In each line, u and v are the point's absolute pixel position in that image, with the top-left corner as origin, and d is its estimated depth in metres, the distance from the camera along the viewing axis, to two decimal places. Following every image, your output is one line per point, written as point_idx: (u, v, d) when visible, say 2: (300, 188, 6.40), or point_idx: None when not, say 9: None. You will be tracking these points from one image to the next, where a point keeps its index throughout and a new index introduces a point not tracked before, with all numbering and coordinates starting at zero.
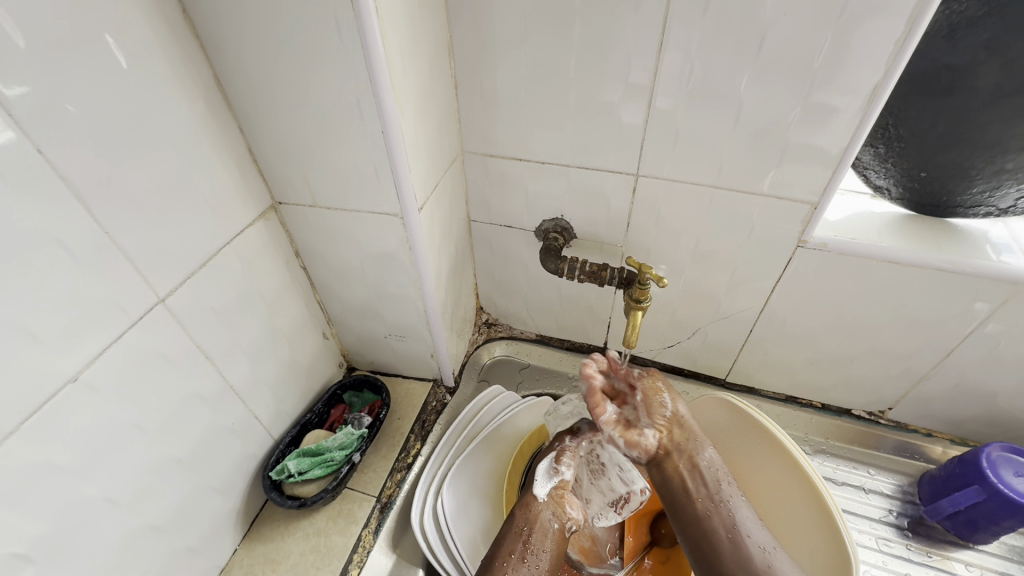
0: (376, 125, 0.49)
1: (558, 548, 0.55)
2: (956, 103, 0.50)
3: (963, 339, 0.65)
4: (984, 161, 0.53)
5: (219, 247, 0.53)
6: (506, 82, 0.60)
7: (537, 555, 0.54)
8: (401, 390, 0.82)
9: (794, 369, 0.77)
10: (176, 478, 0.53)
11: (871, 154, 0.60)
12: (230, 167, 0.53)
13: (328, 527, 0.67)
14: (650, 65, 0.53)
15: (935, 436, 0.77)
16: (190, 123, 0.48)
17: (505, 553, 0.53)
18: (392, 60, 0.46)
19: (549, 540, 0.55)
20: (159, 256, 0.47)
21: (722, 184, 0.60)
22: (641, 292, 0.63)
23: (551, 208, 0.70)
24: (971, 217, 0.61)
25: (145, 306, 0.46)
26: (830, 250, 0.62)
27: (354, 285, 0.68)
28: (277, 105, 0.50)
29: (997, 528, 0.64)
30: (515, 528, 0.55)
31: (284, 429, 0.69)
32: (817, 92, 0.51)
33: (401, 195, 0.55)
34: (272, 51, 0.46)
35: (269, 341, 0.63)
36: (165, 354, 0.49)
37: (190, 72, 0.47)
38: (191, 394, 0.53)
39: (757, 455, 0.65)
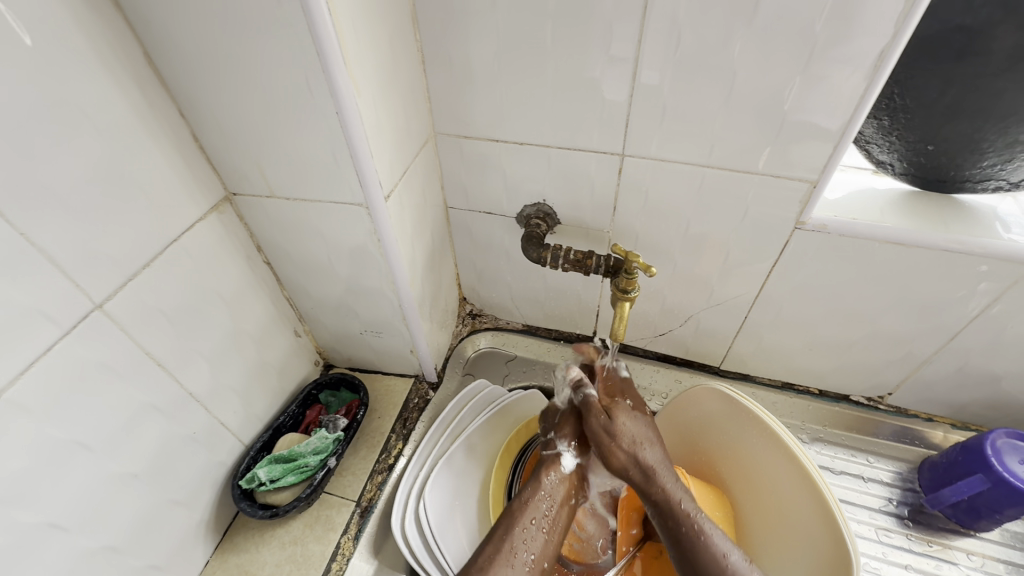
0: (329, 105, 0.44)
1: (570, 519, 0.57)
2: (968, 68, 0.46)
3: (968, 323, 0.62)
4: (997, 132, 0.48)
5: (165, 245, 0.49)
6: (477, 56, 0.54)
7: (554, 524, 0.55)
8: (381, 387, 0.78)
9: (790, 356, 0.74)
10: (131, 495, 0.50)
11: (873, 127, 0.56)
12: (173, 156, 0.48)
13: (305, 534, 0.64)
14: (633, 33, 0.48)
15: (936, 421, 0.75)
16: (118, 107, 0.42)
17: (526, 520, 0.53)
18: (342, 30, 0.41)
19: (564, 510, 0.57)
20: (92, 258, 0.42)
21: (713, 163, 0.56)
22: (628, 281, 0.60)
23: (532, 192, 0.66)
24: (980, 192, 0.57)
25: (78, 314, 0.42)
26: (830, 231, 0.58)
27: (324, 280, 0.64)
28: (220, 86, 0.45)
29: (1000, 517, 0.62)
30: (536, 494, 0.56)
31: (255, 434, 0.65)
32: (817, 59, 0.46)
33: (364, 183, 0.50)
34: (205, 24, 0.41)
35: (232, 343, 0.59)
36: (107, 365, 0.45)
37: (115, 50, 0.41)
38: (143, 405, 0.49)
39: (754, 449, 0.62)
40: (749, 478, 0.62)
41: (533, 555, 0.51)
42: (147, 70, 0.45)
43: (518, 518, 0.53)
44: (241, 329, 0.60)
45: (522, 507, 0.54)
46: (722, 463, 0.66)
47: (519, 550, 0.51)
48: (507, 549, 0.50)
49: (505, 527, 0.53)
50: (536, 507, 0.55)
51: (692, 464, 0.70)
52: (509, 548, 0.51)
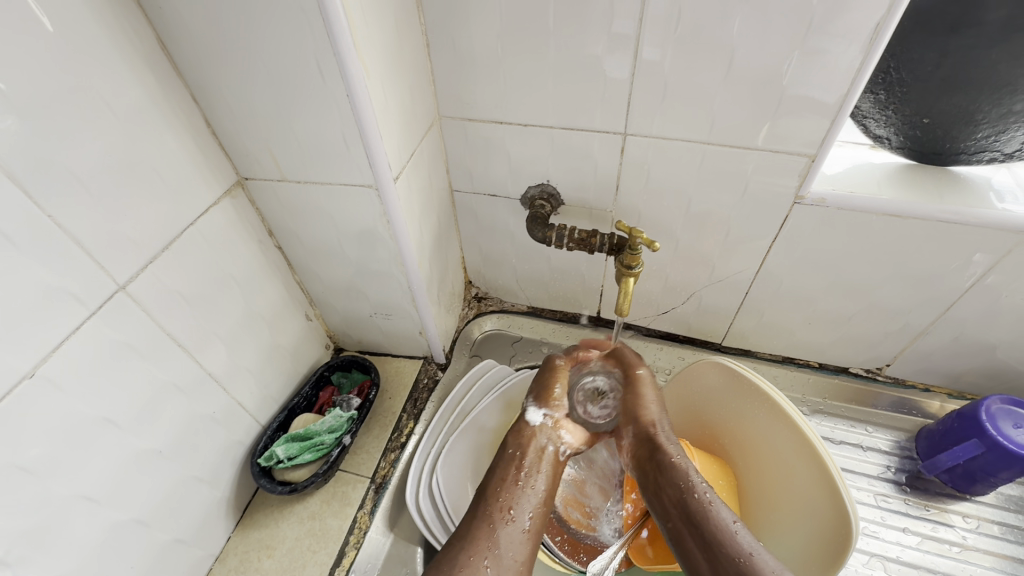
0: (339, 88, 0.45)
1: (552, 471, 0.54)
2: (964, 40, 0.47)
3: (964, 293, 0.63)
4: (991, 103, 0.50)
5: (183, 229, 0.50)
6: (480, 38, 0.55)
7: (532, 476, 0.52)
8: (391, 369, 0.80)
9: (791, 330, 0.76)
10: (157, 471, 0.52)
11: (871, 102, 0.57)
12: (187, 142, 0.49)
13: (322, 510, 0.66)
14: (634, 12, 0.49)
15: (933, 391, 0.76)
16: (135, 92, 0.44)
17: (500, 476, 0.52)
18: (351, 13, 0.42)
19: (544, 463, 0.54)
20: (114, 240, 0.44)
21: (714, 140, 0.57)
22: (631, 257, 0.61)
23: (537, 173, 0.67)
24: (974, 164, 0.58)
25: (104, 295, 0.44)
26: (828, 205, 0.59)
27: (334, 263, 0.65)
28: (232, 71, 0.46)
29: (995, 480, 0.64)
30: (510, 453, 0.55)
31: (271, 414, 0.67)
32: (815, 34, 0.47)
33: (373, 165, 0.51)
34: (217, 8, 0.42)
35: (247, 325, 0.61)
36: (131, 344, 0.47)
37: (130, 36, 0.43)
38: (165, 384, 0.51)
39: (755, 417, 0.64)
40: (751, 448, 0.65)
41: (512, 513, 0.48)
42: (161, 55, 0.46)
43: (493, 480, 0.51)
44: (256, 312, 0.62)
45: (500, 466, 0.53)
46: (725, 434, 0.68)
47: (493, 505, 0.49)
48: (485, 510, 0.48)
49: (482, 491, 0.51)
50: (511, 465, 0.53)
51: (696, 437, 0.72)
52: (485, 512, 0.48)
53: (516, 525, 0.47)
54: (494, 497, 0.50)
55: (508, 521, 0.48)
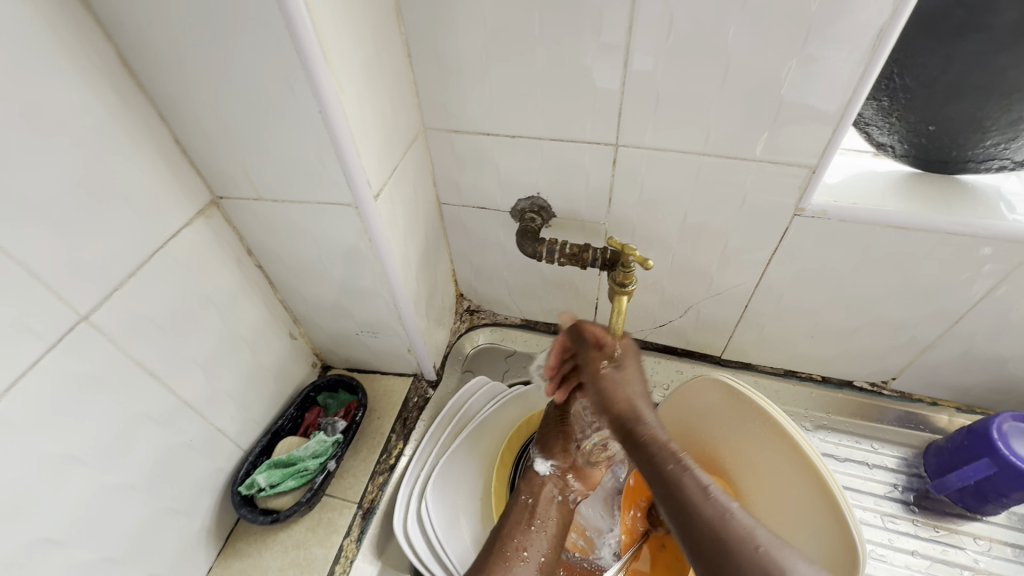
0: (311, 104, 0.43)
1: (561, 517, 0.63)
2: (971, 45, 0.44)
3: (973, 306, 0.60)
4: (1001, 110, 0.47)
5: (152, 253, 0.48)
6: (463, 47, 0.53)
7: (543, 521, 0.61)
8: (380, 387, 0.77)
9: (793, 343, 0.73)
10: (128, 506, 0.49)
11: (873, 109, 0.54)
12: (156, 162, 0.47)
13: (307, 538, 0.63)
14: (623, 19, 0.47)
15: (941, 405, 0.74)
16: (96, 112, 0.41)
17: (513, 522, 0.60)
18: (321, 26, 0.40)
19: (553, 508, 0.62)
20: (75, 269, 0.42)
21: (710, 151, 0.55)
22: (624, 275, 0.58)
23: (527, 185, 0.64)
24: (983, 172, 0.55)
25: (65, 327, 0.41)
26: (830, 217, 0.56)
27: (316, 282, 0.63)
28: (200, 87, 0.44)
29: (1007, 501, 0.61)
30: (522, 500, 0.62)
31: (254, 438, 0.65)
32: (815, 41, 0.45)
33: (351, 183, 0.49)
34: (179, 23, 0.40)
35: (226, 348, 0.58)
36: (97, 377, 0.44)
37: (88, 53, 0.40)
38: (135, 416, 0.48)
39: (755, 437, 0.61)
40: (752, 470, 0.62)
41: (527, 552, 0.59)
42: (124, 72, 0.43)
43: (508, 529, 0.60)
44: (235, 335, 0.59)
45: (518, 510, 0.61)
46: (724, 455, 0.65)
47: (508, 562, 0.58)
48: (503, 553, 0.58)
49: (501, 530, 0.60)
50: (524, 511, 0.61)
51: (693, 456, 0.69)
52: (501, 550, 0.58)
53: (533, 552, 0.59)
54: (510, 536, 0.59)
55: (522, 559, 0.58)
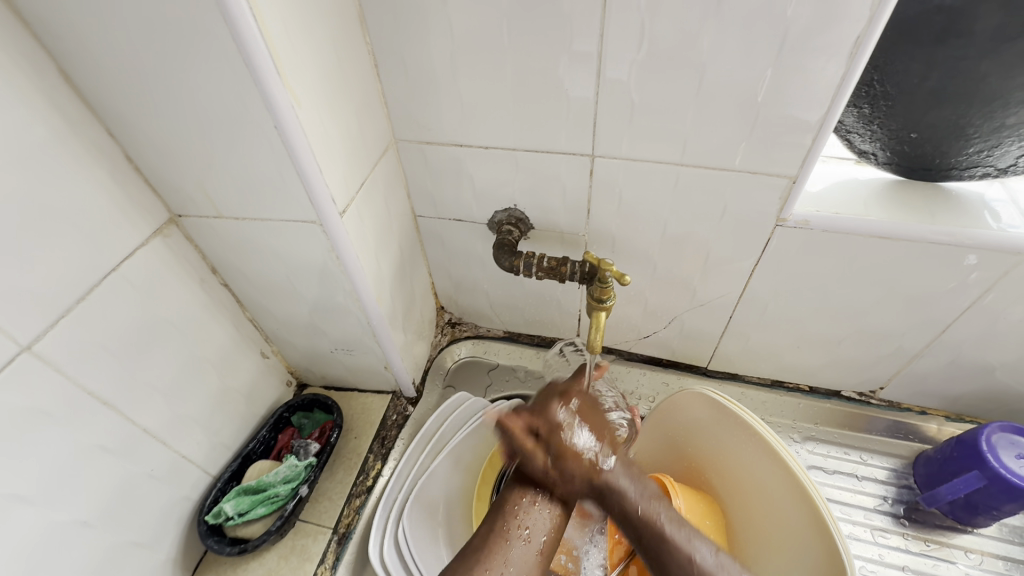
0: (266, 119, 0.41)
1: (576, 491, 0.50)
2: (951, 51, 0.43)
3: (960, 314, 0.59)
4: (983, 118, 0.46)
5: (102, 277, 0.45)
6: (430, 56, 0.51)
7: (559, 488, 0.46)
8: (358, 405, 0.75)
9: (779, 354, 0.72)
10: (81, 543, 0.47)
11: (854, 116, 0.53)
12: (106, 181, 0.45)
13: (279, 567, 0.61)
14: (594, 28, 0.45)
15: (930, 414, 0.72)
16: (34, 131, 0.39)
17: (522, 488, 0.45)
18: (272, 37, 0.38)
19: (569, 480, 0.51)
20: (14, 299, 0.39)
21: (688, 162, 0.53)
22: (602, 291, 0.56)
23: (503, 196, 0.62)
24: (967, 179, 0.54)
25: (3, 359, 0.39)
26: (812, 227, 0.55)
27: (286, 300, 0.61)
28: (149, 103, 0.42)
29: (998, 513, 0.60)
30: (533, 473, 0.46)
31: (223, 463, 0.62)
32: (791, 49, 0.43)
33: (314, 200, 0.47)
34: (121, 36, 0.38)
35: (190, 372, 0.56)
36: (41, 410, 0.42)
37: (25, 70, 0.38)
38: (86, 448, 0.46)
39: (742, 456, 0.59)
40: (738, 486, 0.60)
41: (530, 528, 0.42)
42: (67, 88, 0.41)
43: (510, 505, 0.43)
44: (200, 357, 0.57)
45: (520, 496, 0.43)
46: (710, 470, 0.63)
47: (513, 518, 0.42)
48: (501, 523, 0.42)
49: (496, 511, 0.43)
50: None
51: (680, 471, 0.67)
52: (501, 524, 0.42)
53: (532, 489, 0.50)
54: (512, 506, 0.43)
55: (523, 538, 0.41)
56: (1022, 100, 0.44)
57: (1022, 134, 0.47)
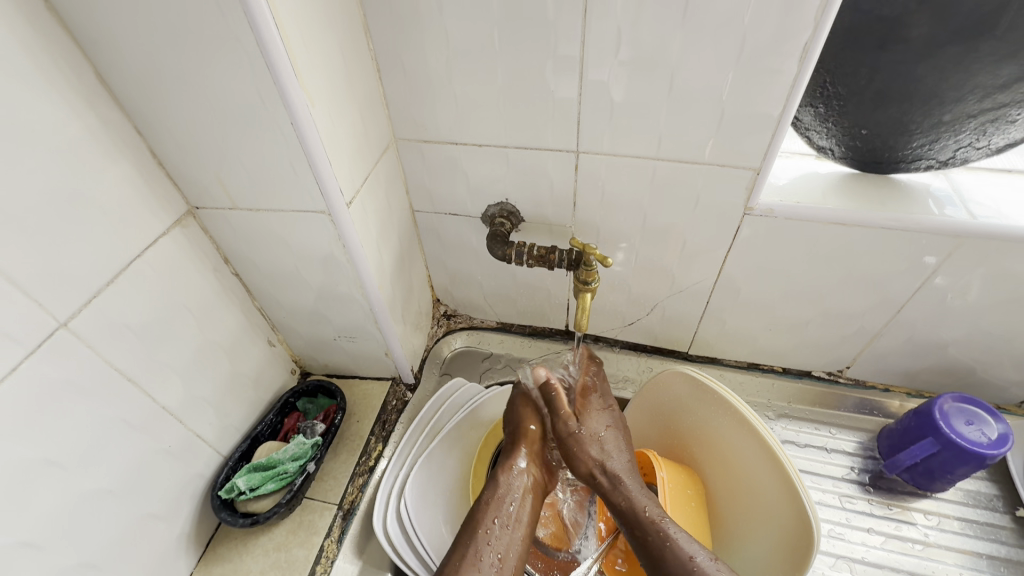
0: (283, 117, 0.46)
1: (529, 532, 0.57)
2: (889, 56, 0.48)
3: (913, 294, 0.65)
4: (922, 115, 0.52)
5: (127, 262, 0.49)
6: (429, 62, 0.56)
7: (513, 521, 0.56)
8: (359, 392, 0.79)
9: (753, 337, 0.77)
10: (106, 511, 0.50)
11: (812, 115, 0.59)
12: (133, 175, 0.49)
13: (288, 540, 0.65)
14: (576, 35, 0.51)
15: (893, 391, 0.78)
16: (73, 128, 0.43)
17: (489, 521, 0.55)
18: (291, 45, 0.43)
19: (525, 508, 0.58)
20: (53, 278, 0.43)
21: (663, 156, 0.58)
22: (588, 273, 0.63)
23: (495, 191, 0.67)
24: (913, 171, 0.60)
25: (43, 333, 0.43)
26: (776, 215, 0.61)
27: (294, 289, 0.65)
28: (176, 104, 0.46)
29: (952, 476, 0.65)
30: (499, 494, 0.58)
31: (233, 444, 0.66)
32: (751, 52, 0.49)
33: (324, 191, 0.52)
34: (155, 44, 0.42)
35: (204, 356, 0.60)
36: (76, 382, 0.46)
37: (67, 73, 0.42)
38: (113, 421, 0.50)
39: (722, 429, 0.64)
40: (717, 455, 0.65)
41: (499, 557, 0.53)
42: (101, 90, 0.45)
43: (480, 525, 0.55)
44: (213, 341, 0.61)
45: (483, 510, 0.56)
46: (694, 444, 0.68)
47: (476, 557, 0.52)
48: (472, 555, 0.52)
49: (467, 536, 0.54)
50: (500, 505, 0.57)
51: (665, 446, 0.72)
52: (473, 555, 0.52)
53: (506, 524, 0.56)
54: (479, 538, 0.54)
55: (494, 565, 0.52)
56: (954, 100, 0.49)
57: (957, 129, 0.52)
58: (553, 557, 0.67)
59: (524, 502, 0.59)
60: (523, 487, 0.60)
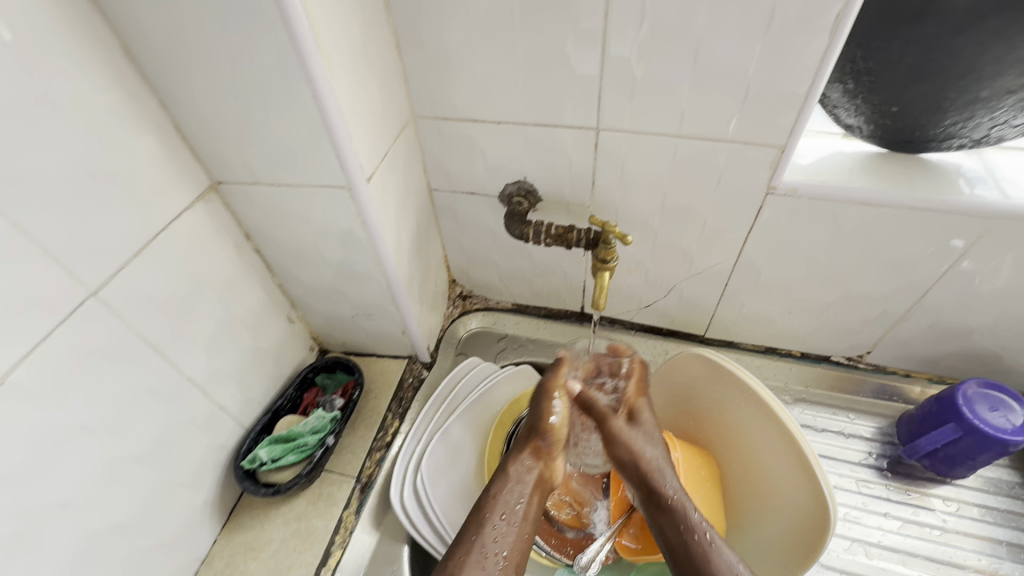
0: (305, 91, 0.46)
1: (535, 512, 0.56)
2: (926, 28, 0.47)
3: (939, 278, 0.64)
4: (957, 91, 0.50)
5: (153, 235, 0.50)
6: (449, 37, 0.55)
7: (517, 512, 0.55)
8: (376, 369, 0.80)
9: (772, 320, 0.76)
10: (135, 477, 0.52)
11: (840, 91, 0.57)
12: (158, 149, 0.50)
13: (307, 511, 0.66)
14: (598, 8, 0.50)
15: (914, 377, 0.77)
16: (100, 101, 0.44)
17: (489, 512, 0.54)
18: (314, 16, 0.42)
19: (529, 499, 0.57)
20: (83, 248, 0.44)
21: (685, 134, 0.57)
22: (606, 251, 0.62)
23: (513, 170, 0.67)
24: (944, 150, 0.59)
25: (74, 302, 0.44)
26: (800, 195, 0.59)
27: (313, 266, 0.66)
28: (201, 77, 0.47)
29: (974, 463, 0.65)
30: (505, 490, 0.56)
31: (254, 417, 0.68)
32: (778, 26, 0.47)
33: (345, 166, 0.52)
34: (180, 15, 0.42)
35: (227, 329, 0.61)
36: (107, 351, 0.47)
37: (95, 46, 0.43)
38: (142, 389, 0.51)
39: (739, 411, 0.63)
40: (732, 437, 0.65)
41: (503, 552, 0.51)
42: (127, 63, 0.46)
43: (486, 514, 0.53)
44: (235, 316, 0.62)
45: (491, 501, 0.55)
46: (709, 426, 0.68)
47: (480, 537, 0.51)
48: (476, 550, 0.50)
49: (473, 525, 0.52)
50: (508, 502, 0.55)
51: (678, 426, 0.72)
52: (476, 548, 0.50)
53: (514, 521, 0.54)
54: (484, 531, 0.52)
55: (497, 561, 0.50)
56: (992, 75, 0.48)
57: (993, 106, 0.51)
58: (565, 534, 0.68)
59: (531, 499, 0.57)
60: (531, 483, 0.58)
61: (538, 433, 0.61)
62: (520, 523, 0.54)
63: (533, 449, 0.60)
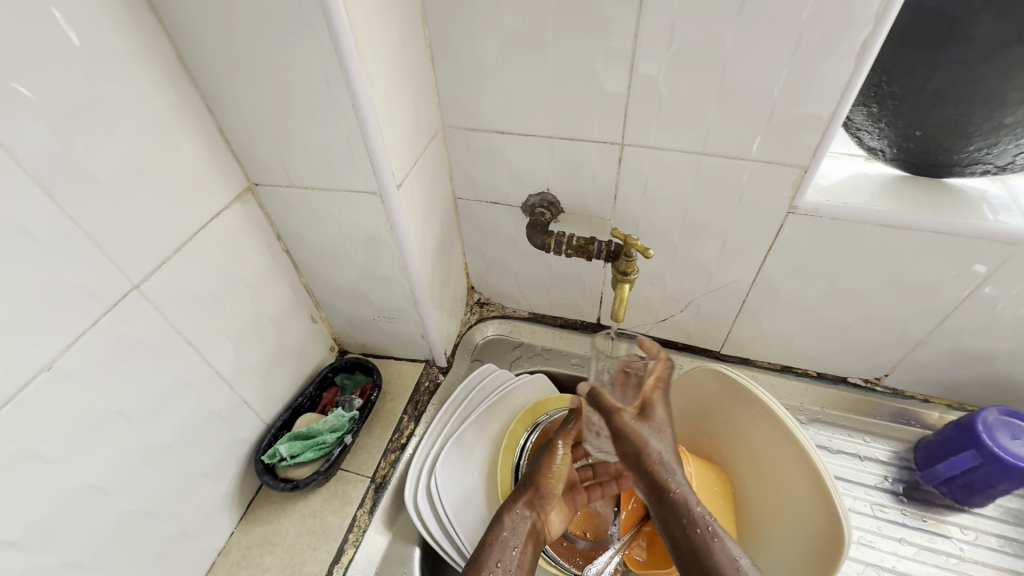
0: (345, 99, 0.48)
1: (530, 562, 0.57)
2: (951, 56, 0.47)
3: (961, 303, 0.63)
4: (982, 117, 0.50)
5: (193, 232, 0.52)
6: (482, 51, 0.57)
7: (515, 560, 0.55)
8: (394, 372, 0.81)
9: (789, 339, 0.76)
10: (164, 465, 0.54)
11: (864, 114, 0.58)
12: (202, 149, 0.52)
13: (323, 508, 0.67)
14: (629, 28, 0.51)
15: (932, 402, 0.76)
16: (154, 105, 0.46)
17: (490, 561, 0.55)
18: (358, 29, 0.45)
19: (527, 547, 0.57)
20: (130, 242, 0.46)
21: (709, 152, 0.59)
22: (627, 264, 0.63)
23: (537, 181, 0.68)
24: (968, 176, 0.59)
25: (119, 293, 0.46)
26: (821, 215, 0.60)
27: (339, 267, 0.68)
28: (249, 84, 0.49)
29: (994, 491, 0.64)
30: (502, 536, 0.57)
31: (275, 413, 0.69)
32: (805, 49, 0.48)
33: (377, 172, 0.54)
34: (234, 26, 0.45)
35: (255, 326, 0.63)
36: (144, 340, 0.49)
37: (152, 51, 0.46)
38: (174, 380, 0.53)
39: (753, 430, 0.63)
40: (747, 455, 0.64)
41: None
42: (179, 68, 0.49)
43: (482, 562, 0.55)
44: (264, 313, 0.64)
45: (488, 549, 0.56)
46: (723, 443, 0.68)
47: None
48: None
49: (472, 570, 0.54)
50: (503, 549, 0.56)
51: (692, 443, 0.72)
52: None
53: (509, 569, 0.55)
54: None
55: None
56: (1017, 102, 0.48)
57: (1019, 133, 0.51)
58: (574, 544, 0.68)
59: (526, 547, 0.57)
60: (526, 532, 0.58)
61: (533, 484, 0.62)
62: (515, 570, 0.55)
63: (528, 499, 0.61)
